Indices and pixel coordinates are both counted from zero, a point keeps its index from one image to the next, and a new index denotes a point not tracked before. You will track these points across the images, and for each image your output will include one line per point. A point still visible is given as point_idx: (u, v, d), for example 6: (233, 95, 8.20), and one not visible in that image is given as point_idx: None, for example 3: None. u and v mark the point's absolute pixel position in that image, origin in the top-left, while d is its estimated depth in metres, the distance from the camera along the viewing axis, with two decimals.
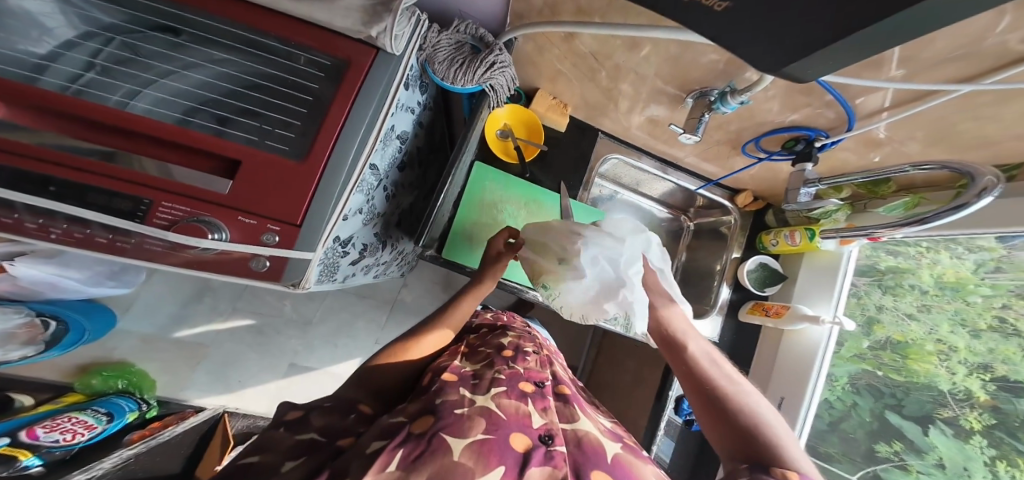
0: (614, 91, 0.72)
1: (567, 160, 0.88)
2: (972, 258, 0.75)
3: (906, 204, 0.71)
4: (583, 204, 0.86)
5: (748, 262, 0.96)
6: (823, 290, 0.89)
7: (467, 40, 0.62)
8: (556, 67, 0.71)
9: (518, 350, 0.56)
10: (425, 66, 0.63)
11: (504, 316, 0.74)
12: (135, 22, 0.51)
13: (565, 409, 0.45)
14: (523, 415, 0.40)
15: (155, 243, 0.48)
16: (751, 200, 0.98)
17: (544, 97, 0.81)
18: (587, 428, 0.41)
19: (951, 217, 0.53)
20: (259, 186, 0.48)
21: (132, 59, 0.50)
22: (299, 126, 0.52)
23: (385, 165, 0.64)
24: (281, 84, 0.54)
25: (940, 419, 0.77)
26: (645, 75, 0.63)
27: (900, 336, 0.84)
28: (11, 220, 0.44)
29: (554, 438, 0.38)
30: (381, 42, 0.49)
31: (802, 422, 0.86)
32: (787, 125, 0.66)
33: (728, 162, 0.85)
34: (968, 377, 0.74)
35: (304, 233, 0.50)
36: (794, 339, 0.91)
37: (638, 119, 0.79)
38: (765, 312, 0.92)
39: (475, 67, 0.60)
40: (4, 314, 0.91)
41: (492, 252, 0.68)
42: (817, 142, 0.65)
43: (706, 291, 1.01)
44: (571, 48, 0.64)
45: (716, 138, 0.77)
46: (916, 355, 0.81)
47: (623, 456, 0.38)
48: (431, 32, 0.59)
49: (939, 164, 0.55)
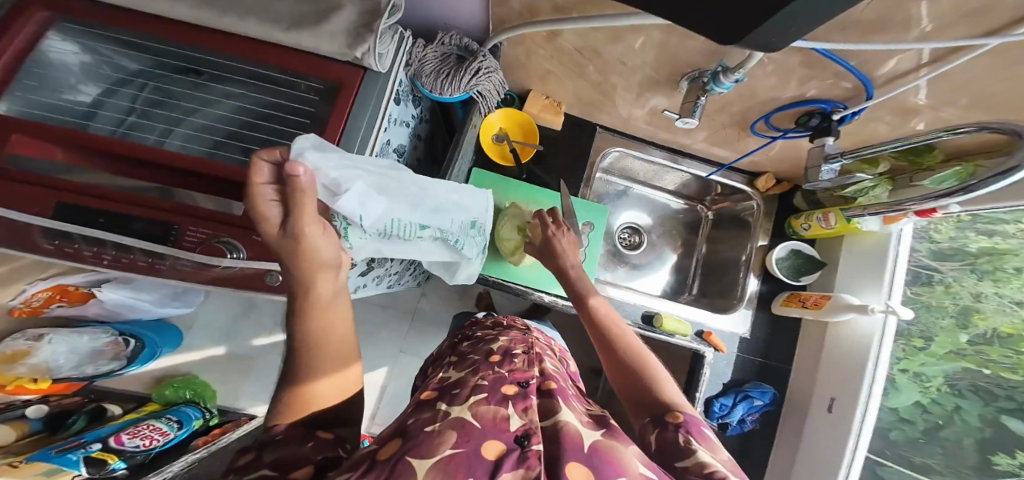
0: (605, 85, 0.71)
1: (567, 159, 0.89)
2: None
3: (960, 174, 0.62)
4: (584, 201, 0.86)
5: (777, 249, 0.88)
6: (872, 279, 0.78)
7: (452, 51, 0.64)
8: (545, 67, 0.71)
9: (507, 353, 0.53)
10: (414, 82, 0.65)
11: (505, 320, 0.71)
12: (163, 68, 0.58)
13: (548, 405, 0.40)
14: (501, 420, 0.35)
15: (187, 263, 0.53)
16: (774, 183, 0.91)
17: (538, 97, 0.82)
18: (568, 419, 0.36)
19: (999, 185, 0.47)
20: None
21: (163, 101, 0.57)
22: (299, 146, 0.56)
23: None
24: (284, 110, 0.59)
25: None
26: (636, 66, 0.62)
27: (1010, 328, 0.70)
28: (74, 249, 0.52)
29: (531, 437, 0.32)
30: (367, 62, 0.51)
31: (860, 430, 0.75)
32: (790, 101, 0.61)
33: (741, 145, 0.80)
34: None
35: None
36: (843, 332, 0.82)
37: (640, 111, 0.77)
38: (802, 303, 0.83)
39: (460, 75, 0.61)
40: (96, 335, 1.07)
41: (272, 234, 0.40)
42: (835, 114, 0.59)
43: (731, 285, 0.93)
44: (555, 48, 0.64)
45: (724, 120, 0.72)
46: None
47: (601, 442, 0.33)
48: (417, 47, 0.62)
49: (978, 125, 0.48)
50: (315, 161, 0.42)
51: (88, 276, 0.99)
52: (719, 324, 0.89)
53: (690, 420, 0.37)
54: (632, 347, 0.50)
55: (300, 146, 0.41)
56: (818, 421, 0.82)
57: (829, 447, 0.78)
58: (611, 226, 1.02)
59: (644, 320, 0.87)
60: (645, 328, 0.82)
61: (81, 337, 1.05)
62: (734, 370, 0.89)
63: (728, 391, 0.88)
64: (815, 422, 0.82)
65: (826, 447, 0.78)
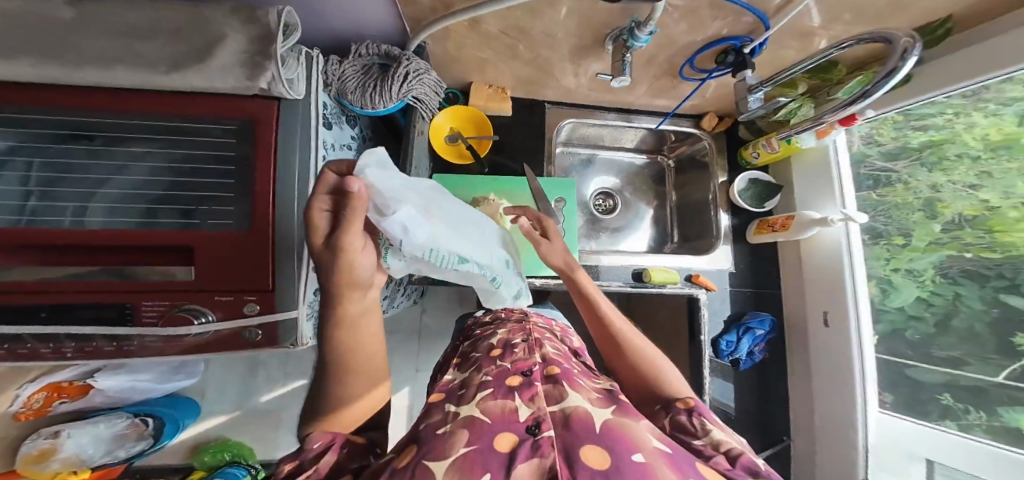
0: (540, 61, 0.72)
1: (526, 140, 0.90)
2: (1012, 110, 0.62)
3: (861, 81, 0.65)
4: (552, 179, 0.87)
5: (737, 181, 0.91)
6: (825, 189, 0.83)
7: (373, 61, 0.64)
8: (478, 56, 0.72)
9: (507, 345, 0.55)
10: (341, 101, 0.64)
11: (502, 312, 0.71)
12: (36, 138, 0.46)
13: (553, 390, 0.41)
14: (510, 413, 0.36)
15: (155, 339, 0.52)
16: (717, 120, 0.95)
17: (481, 89, 0.83)
18: (576, 402, 0.38)
19: (886, 86, 0.52)
20: (229, 262, 0.50)
21: (59, 176, 0.46)
22: (235, 196, 0.51)
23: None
24: (210, 160, 0.51)
25: None
26: (561, 36, 0.63)
27: (974, 210, 0.68)
28: (27, 349, 0.50)
29: (541, 425, 0.34)
30: (277, 90, 0.49)
31: (858, 337, 0.79)
32: (704, 43, 0.63)
33: (676, 92, 0.82)
34: None
35: (279, 295, 0.52)
36: (813, 248, 0.86)
37: (581, 79, 0.79)
38: (772, 228, 0.87)
39: (389, 84, 0.61)
40: (111, 420, 1.03)
41: (318, 242, 0.39)
42: (745, 48, 0.61)
43: (706, 224, 0.96)
44: (482, 34, 0.64)
45: (658, 71, 0.74)
46: (1003, 226, 0.65)
47: (612, 420, 0.34)
48: (332, 65, 0.60)
49: (856, 37, 0.55)
50: (375, 176, 0.43)
51: (77, 370, 0.99)
52: (708, 265, 0.92)
53: (700, 404, 0.41)
54: (637, 343, 0.52)
55: (363, 163, 0.42)
56: (818, 335, 0.85)
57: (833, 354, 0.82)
58: (584, 195, 1.05)
59: (635, 278, 0.90)
60: (633, 287, 0.84)
61: (97, 426, 1.01)
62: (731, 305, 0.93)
63: (729, 327, 0.91)
64: (814, 335, 0.86)
65: (831, 356, 0.82)
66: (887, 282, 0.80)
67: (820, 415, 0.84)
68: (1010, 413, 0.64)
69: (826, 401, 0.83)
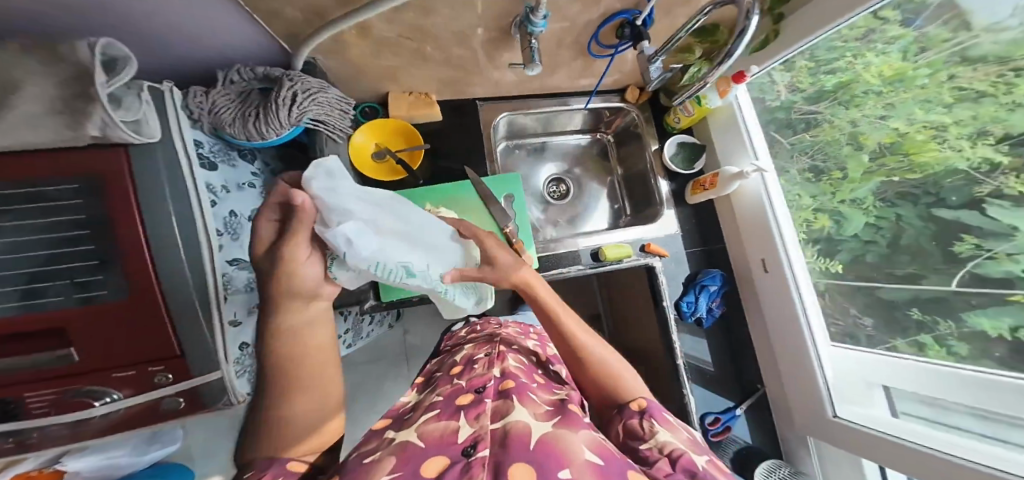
0: (454, 60, 0.70)
1: (460, 141, 0.87)
2: (896, 48, 0.64)
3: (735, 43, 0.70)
4: (496, 177, 0.84)
5: (666, 147, 0.95)
6: (737, 143, 0.90)
7: (252, 87, 0.58)
8: (386, 65, 0.68)
9: (469, 363, 0.56)
10: (219, 134, 0.57)
11: (477, 327, 0.76)
12: None
13: (502, 405, 0.40)
14: (449, 435, 0.36)
15: (58, 427, 0.48)
16: (640, 92, 0.97)
17: (401, 98, 0.80)
18: (520, 417, 0.36)
19: (740, 45, 0.56)
20: (112, 342, 0.44)
21: None
22: (111, 265, 0.42)
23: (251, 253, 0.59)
24: (75, 227, 0.40)
25: (984, 199, 0.55)
26: (463, 32, 0.61)
27: (891, 136, 0.66)
28: None
29: (478, 444, 0.33)
30: (117, 136, 0.39)
31: (794, 279, 0.83)
32: (600, 20, 0.65)
33: (593, 70, 0.83)
34: (976, 148, 0.56)
35: (191, 359, 0.50)
36: (739, 199, 0.92)
37: (501, 72, 0.78)
38: (703, 188, 0.91)
39: (272, 110, 0.55)
40: None
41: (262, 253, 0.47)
42: (638, 21, 0.63)
43: (649, 191, 1.00)
44: (375, 41, 0.60)
45: (570, 53, 0.74)
46: (916, 148, 0.63)
47: (549, 433, 0.34)
48: (200, 96, 0.53)
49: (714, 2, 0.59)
50: (322, 188, 0.47)
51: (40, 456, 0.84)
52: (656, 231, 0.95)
53: (653, 407, 0.42)
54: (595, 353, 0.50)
55: (310, 175, 0.47)
56: (760, 282, 0.90)
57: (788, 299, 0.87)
58: (536, 185, 1.05)
59: (592, 258, 0.91)
60: (592, 269, 0.84)
61: None
62: (686, 267, 0.97)
63: (687, 288, 0.94)
64: (762, 284, 0.89)
65: (780, 302, 0.85)
66: (836, 214, 0.78)
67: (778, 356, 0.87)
68: (971, 318, 0.59)
69: (779, 345, 0.87)
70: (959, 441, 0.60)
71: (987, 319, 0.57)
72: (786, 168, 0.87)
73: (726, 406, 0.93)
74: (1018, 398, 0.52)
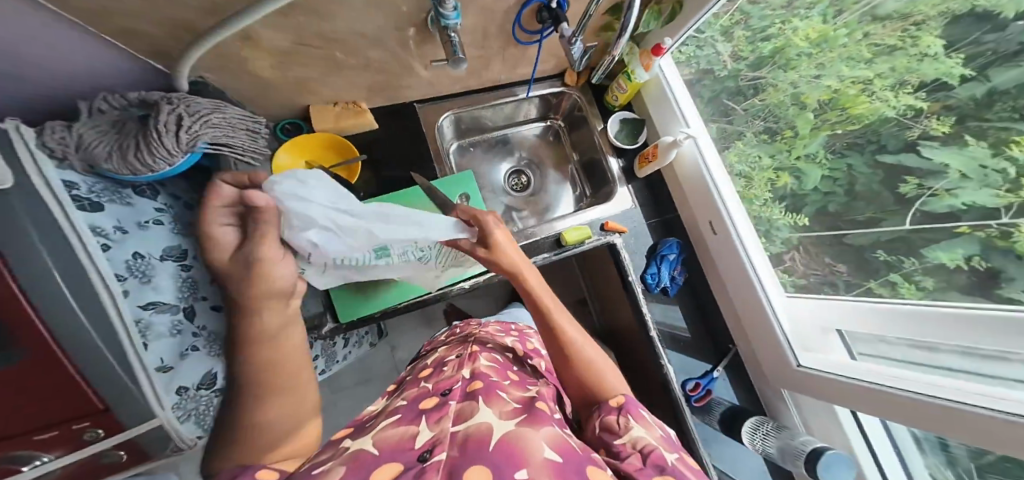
0: (373, 63, 0.66)
1: (402, 147, 0.82)
2: (817, 11, 0.64)
3: None
4: (447, 179, 0.80)
5: (609, 124, 0.94)
6: (669, 113, 0.89)
7: (129, 113, 0.48)
8: (299, 76, 0.64)
9: (439, 366, 0.54)
10: (103, 172, 0.48)
11: (458, 329, 0.74)
12: None
13: (466, 407, 0.38)
14: (407, 440, 0.33)
15: None
16: (578, 76, 0.96)
17: (326, 111, 0.75)
18: (483, 418, 0.35)
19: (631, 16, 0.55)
20: (20, 403, 0.41)
21: None
22: None
23: (171, 295, 0.51)
24: None
25: (918, 142, 0.52)
26: (373, 32, 0.57)
27: (827, 92, 0.64)
28: None
29: (435, 448, 0.31)
30: None
31: (740, 238, 0.80)
32: (517, 5, 0.62)
33: (525, 58, 0.82)
34: (901, 98, 0.53)
35: (118, 415, 0.46)
36: (681, 166, 0.90)
37: (430, 71, 0.75)
38: (647, 160, 0.90)
39: (154, 138, 0.45)
40: None
41: (224, 262, 0.46)
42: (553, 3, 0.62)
43: (603, 173, 0.97)
44: (269, 53, 0.55)
45: (498, 44, 0.73)
46: (852, 102, 0.60)
47: (510, 433, 0.33)
48: (59, 131, 0.43)
49: None
50: (285, 196, 0.47)
51: None
52: (614, 209, 0.92)
53: (629, 403, 0.40)
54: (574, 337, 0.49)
55: (275, 181, 0.47)
56: (713, 245, 0.86)
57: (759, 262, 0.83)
58: (496, 180, 1.04)
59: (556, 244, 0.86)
60: (552, 255, 0.81)
61: None
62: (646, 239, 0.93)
63: (650, 260, 0.90)
64: (716, 248, 0.86)
65: (732, 264, 0.82)
66: (796, 171, 0.72)
67: (743, 320, 0.82)
68: (931, 252, 0.52)
69: (740, 303, 0.82)
70: (924, 377, 0.53)
71: (942, 252, 0.51)
72: (742, 132, 0.83)
73: (704, 370, 0.86)
74: (939, 323, 0.51)
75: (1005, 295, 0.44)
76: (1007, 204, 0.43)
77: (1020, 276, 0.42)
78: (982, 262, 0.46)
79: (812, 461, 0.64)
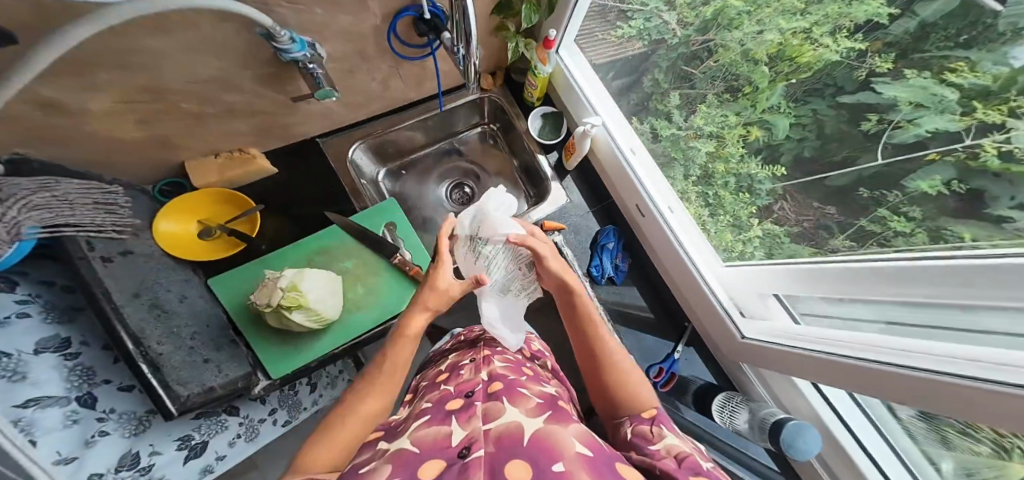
0: (241, 108, 0.63)
1: (308, 185, 0.78)
2: None
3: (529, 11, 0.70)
4: (365, 211, 0.77)
5: (529, 121, 0.92)
6: (579, 103, 0.89)
7: None
8: (166, 131, 0.61)
9: (455, 368, 0.49)
10: None
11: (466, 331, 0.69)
12: None
13: (493, 405, 0.33)
14: (443, 438, 0.29)
15: None
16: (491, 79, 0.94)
17: (205, 165, 0.70)
18: (514, 417, 0.30)
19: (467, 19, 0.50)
20: None
21: None
22: None
23: (57, 387, 0.45)
24: None
25: (875, 81, 0.41)
26: (223, 75, 0.55)
27: (775, 45, 0.52)
28: None
29: (473, 445, 0.26)
30: None
31: (664, 218, 0.80)
32: (383, 22, 0.61)
33: (420, 73, 0.79)
34: (840, 41, 0.43)
35: None
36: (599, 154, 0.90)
37: (317, 104, 0.71)
38: (569, 151, 0.88)
39: None
40: None
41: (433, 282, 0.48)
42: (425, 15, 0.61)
43: (535, 173, 0.94)
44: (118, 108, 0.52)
45: (386, 64, 0.71)
46: (800, 52, 0.48)
47: (543, 429, 0.28)
48: None
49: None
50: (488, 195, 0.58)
51: None
52: (550, 209, 0.89)
53: (659, 414, 0.38)
54: (616, 357, 0.45)
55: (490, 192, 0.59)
56: (643, 225, 0.86)
57: (736, 222, 0.71)
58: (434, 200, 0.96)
59: None
60: None
61: None
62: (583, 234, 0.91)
63: (593, 250, 0.89)
64: (646, 229, 0.86)
65: (662, 245, 0.82)
66: (764, 123, 0.58)
67: (686, 296, 0.83)
68: (911, 181, 0.40)
69: (680, 281, 0.82)
70: (872, 338, 0.50)
71: (920, 180, 0.39)
72: (704, 95, 0.68)
73: (665, 352, 0.85)
74: (846, 277, 0.51)
75: (995, 214, 0.34)
76: (965, 127, 0.34)
77: (1006, 193, 0.33)
78: (963, 186, 0.36)
79: (776, 431, 0.63)
